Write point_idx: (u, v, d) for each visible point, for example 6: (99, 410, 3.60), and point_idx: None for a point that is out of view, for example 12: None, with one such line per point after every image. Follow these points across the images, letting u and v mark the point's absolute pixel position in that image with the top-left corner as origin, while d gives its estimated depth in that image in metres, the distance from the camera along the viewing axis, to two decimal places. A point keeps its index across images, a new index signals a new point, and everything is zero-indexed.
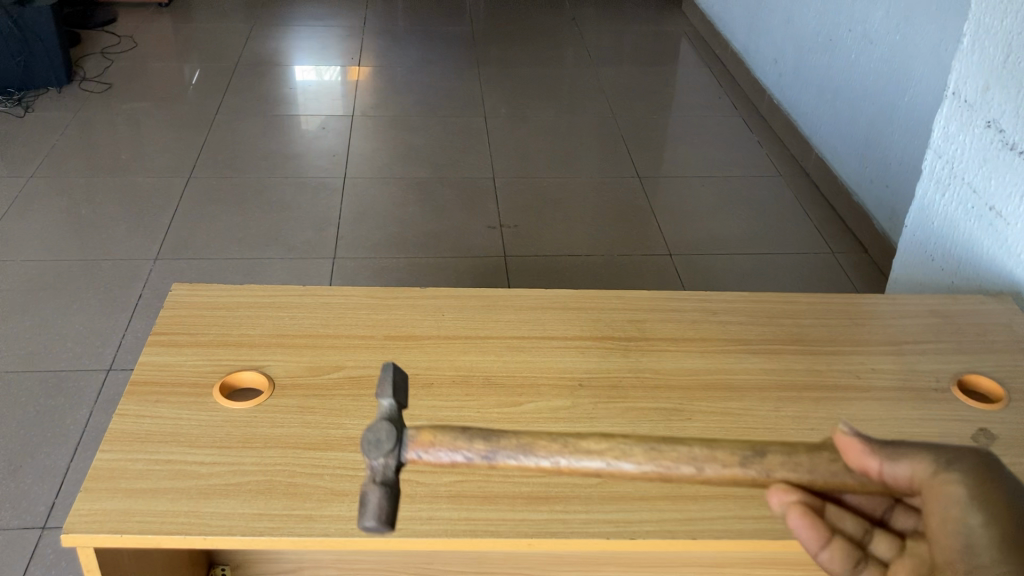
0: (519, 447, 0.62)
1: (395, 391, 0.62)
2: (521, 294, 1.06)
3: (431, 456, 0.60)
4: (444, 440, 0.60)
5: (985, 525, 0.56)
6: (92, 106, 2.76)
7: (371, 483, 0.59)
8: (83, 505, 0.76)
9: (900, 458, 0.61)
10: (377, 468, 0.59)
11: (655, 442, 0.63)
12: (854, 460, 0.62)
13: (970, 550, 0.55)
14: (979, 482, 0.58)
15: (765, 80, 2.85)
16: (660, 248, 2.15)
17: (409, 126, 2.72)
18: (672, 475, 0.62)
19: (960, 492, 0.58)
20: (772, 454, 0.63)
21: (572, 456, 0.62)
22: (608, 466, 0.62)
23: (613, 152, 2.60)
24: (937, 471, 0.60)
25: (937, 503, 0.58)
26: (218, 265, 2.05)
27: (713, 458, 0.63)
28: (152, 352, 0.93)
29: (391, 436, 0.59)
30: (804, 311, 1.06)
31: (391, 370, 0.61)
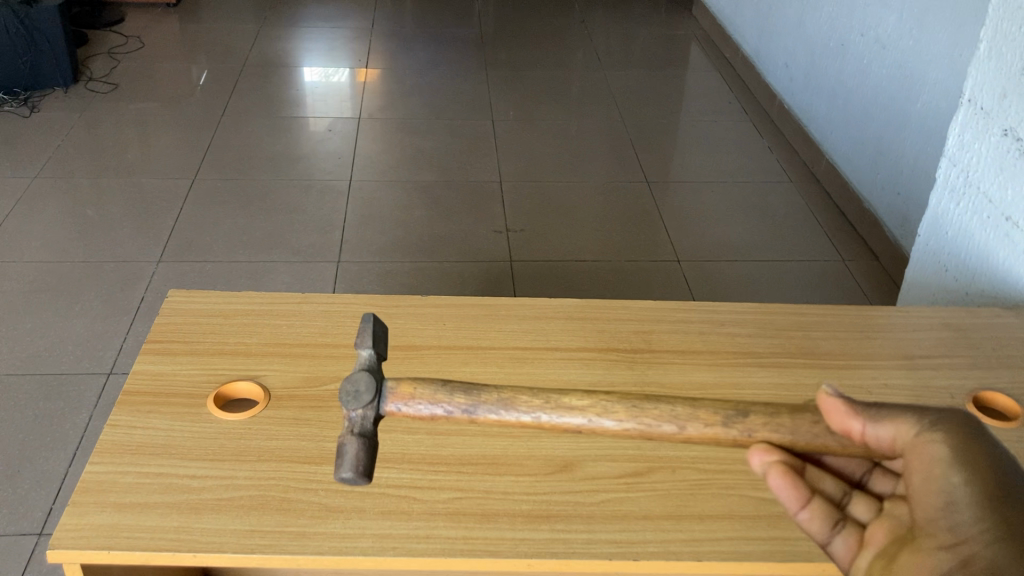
0: (500, 403, 0.72)
1: (374, 347, 0.73)
2: (524, 304, 1.03)
3: (410, 408, 0.72)
4: (424, 395, 0.72)
5: (965, 482, 0.56)
6: (98, 106, 2.75)
7: (350, 433, 0.69)
8: (70, 520, 0.74)
9: (882, 418, 0.62)
10: (355, 419, 0.70)
11: (637, 402, 0.71)
12: (836, 421, 0.64)
13: (950, 507, 0.55)
14: (961, 440, 0.58)
15: (775, 85, 2.82)
16: (668, 254, 2.13)
17: (416, 129, 2.70)
18: (653, 432, 0.71)
19: (940, 450, 0.58)
20: (754, 414, 0.70)
21: (553, 412, 0.72)
22: (590, 422, 0.71)
23: (621, 156, 2.57)
24: (919, 430, 0.60)
25: (920, 462, 0.58)
26: (222, 268, 2.03)
27: (695, 417, 0.71)
28: (146, 360, 0.91)
29: (370, 392, 0.70)
30: (814, 324, 1.03)
31: (372, 328, 0.72)
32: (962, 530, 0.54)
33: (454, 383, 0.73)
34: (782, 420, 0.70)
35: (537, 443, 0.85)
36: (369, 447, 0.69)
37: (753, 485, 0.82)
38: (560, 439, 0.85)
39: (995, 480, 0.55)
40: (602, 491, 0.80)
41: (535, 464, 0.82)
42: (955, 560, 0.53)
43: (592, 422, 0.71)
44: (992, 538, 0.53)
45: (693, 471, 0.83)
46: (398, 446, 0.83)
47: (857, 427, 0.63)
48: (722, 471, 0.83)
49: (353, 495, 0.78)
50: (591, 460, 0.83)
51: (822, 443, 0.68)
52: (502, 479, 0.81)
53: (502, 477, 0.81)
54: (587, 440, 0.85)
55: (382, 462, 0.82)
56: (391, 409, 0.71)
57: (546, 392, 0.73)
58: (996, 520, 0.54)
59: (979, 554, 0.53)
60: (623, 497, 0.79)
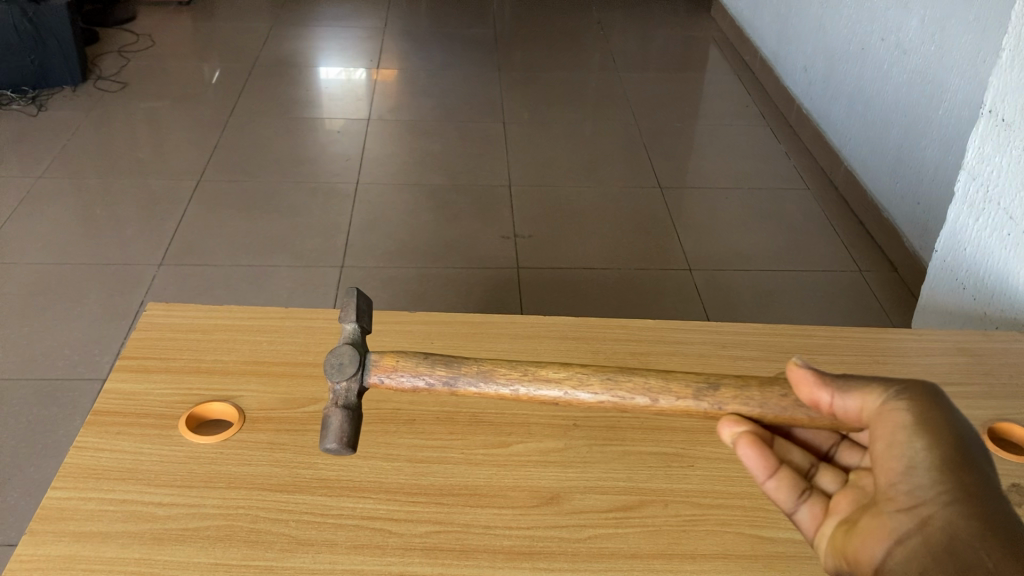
0: (479, 375, 0.76)
1: (358, 318, 0.80)
2: (516, 321, 0.99)
3: (393, 379, 0.77)
4: (406, 366, 0.77)
5: (927, 448, 0.59)
6: (107, 105, 2.73)
7: (335, 405, 0.75)
8: (26, 550, 0.71)
9: (850, 389, 0.65)
10: (340, 391, 0.75)
11: (612, 374, 0.76)
12: (806, 391, 0.67)
13: (911, 471, 0.59)
14: (924, 407, 0.60)
15: (794, 89, 2.76)
16: (680, 262, 2.07)
17: (427, 131, 2.66)
18: (627, 404, 0.75)
19: (905, 417, 0.60)
20: (725, 387, 0.75)
21: (530, 384, 0.76)
22: (566, 394, 0.76)
23: (635, 161, 2.52)
24: (886, 398, 0.62)
25: (885, 429, 0.61)
26: (225, 271, 2.00)
27: (668, 390, 0.75)
28: (119, 378, 0.88)
29: (352, 365, 0.76)
30: (820, 347, 0.98)
31: (355, 300, 0.80)
32: (922, 494, 0.58)
33: (436, 357, 0.78)
34: (751, 392, 0.74)
35: (522, 472, 0.80)
36: (353, 417, 0.75)
37: (751, 520, 0.77)
38: (547, 468, 0.81)
39: (954, 445, 0.59)
40: (590, 526, 0.76)
41: (519, 496, 0.78)
42: (914, 523, 0.57)
43: (568, 393, 0.76)
44: (951, 503, 0.57)
45: (687, 505, 0.78)
46: (376, 474, 0.79)
47: (826, 397, 0.66)
48: (719, 506, 0.78)
49: (325, 527, 0.74)
50: (580, 492, 0.79)
51: (790, 416, 0.72)
52: (483, 511, 0.76)
53: (484, 509, 0.76)
54: (576, 470, 0.81)
55: (358, 492, 0.77)
56: (374, 381, 0.77)
57: (525, 366, 0.78)
58: (956, 486, 0.57)
59: (937, 516, 0.57)
60: (611, 533, 0.75)
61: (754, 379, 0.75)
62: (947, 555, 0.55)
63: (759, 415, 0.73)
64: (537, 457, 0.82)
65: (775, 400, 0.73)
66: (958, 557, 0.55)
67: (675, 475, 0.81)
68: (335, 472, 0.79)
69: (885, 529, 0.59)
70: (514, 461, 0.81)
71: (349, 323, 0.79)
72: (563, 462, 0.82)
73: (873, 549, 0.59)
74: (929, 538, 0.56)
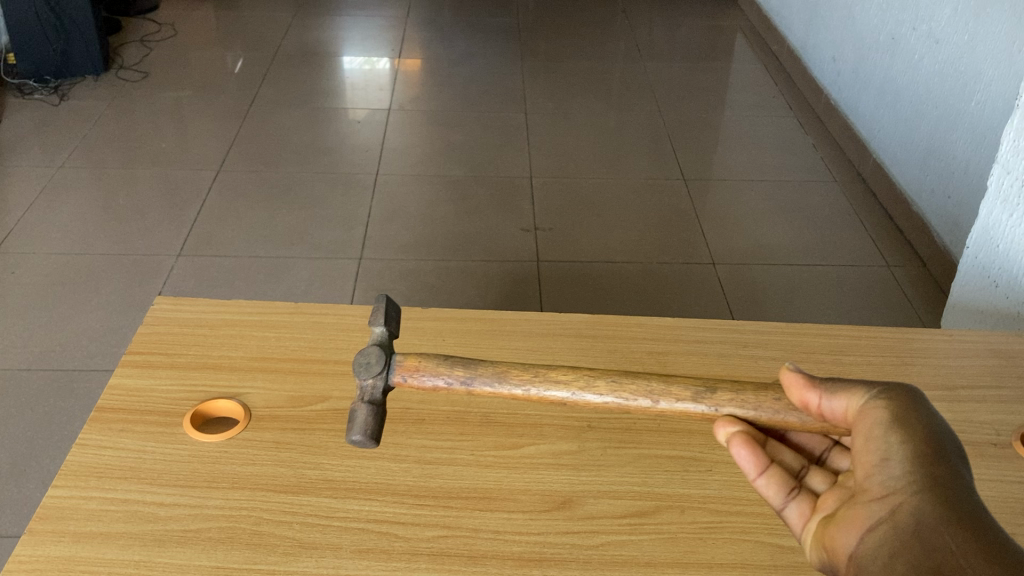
0: (494, 375, 0.75)
1: (386, 322, 0.78)
2: (531, 319, 0.97)
3: (415, 379, 0.76)
4: (427, 366, 0.76)
5: (902, 440, 0.60)
6: (129, 94, 2.73)
7: (361, 400, 0.73)
8: (24, 551, 0.69)
9: (837, 392, 0.66)
10: (366, 387, 0.74)
11: (617, 376, 0.75)
12: (797, 394, 0.69)
13: (884, 464, 0.60)
14: (900, 404, 0.62)
15: (822, 80, 2.70)
16: (702, 256, 2.04)
17: (448, 121, 2.63)
18: (631, 406, 0.75)
19: (882, 415, 0.62)
20: (723, 390, 0.74)
21: (541, 385, 0.75)
22: (574, 396, 0.75)
23: (658, 153, 2.49)
24: (868, 397, 0.64)
25: (864, 426, 0.63)
26: (242, 263, 1.99)
27: (669, 392, 0.74)
28: (124, 373, 0.87)
29: (379, 363, 0.74)
30: (846, 347, 0.95)
31: (384, 304, 0.78)
32: (894, 484, 0.59)
33: (455, 358, 0.76)
34: (747, 395, 0.73)
35: (533, 475, 0.78)
36: (378, 413, 0.73)
37: (770, 528, 0.74)
38: (559, 471, 0.78)
39: (928, 439, 0.59)
40: (602, 532, 0.73)
41: (530, 500, 0.75)
42: (885, 511, 0.58)
43: (576, 395, 0.75)
44: (920, 490, 0.57)
45: (704, 512, 0.75)
46: (384, 475, 0.77)
47: (814, 399, 0.68)
48: (737, 513, 0.75)
49: (330, 530, 0.72)
50: (592, 497, 0.76)
51: (783, 419, 0.72)
52: (492, 516, 0.74)
53: (493, 513, 0.74)
54: (589, 474, 0.78)
55: (364, 494, 0.75)
56: (398, 381, 0.75)
57: (535, 367, 0.76)
58: (925, 475, 0.58)
59: (905, 503, 0.57)
60: (625, 540, 0.72)
61: (750, 383, 0.75)
62: (911, 538, 0.56)
63: (755, 418, 0.73)
64: (549, 459, 0.80)
65: (769, 404, 0.72)
66: (920, 541, 0.55)
67: (692, 479, 0.78)
68: (342, 473, 0.77)
69: (859, 518, 0.60)
70: (525, 464, 0.79)
71: (378, 326, 0.77)
72: (575, 465, 0.79)
73: (848, 539, 0.60)
74: (896, 524, 0.57)
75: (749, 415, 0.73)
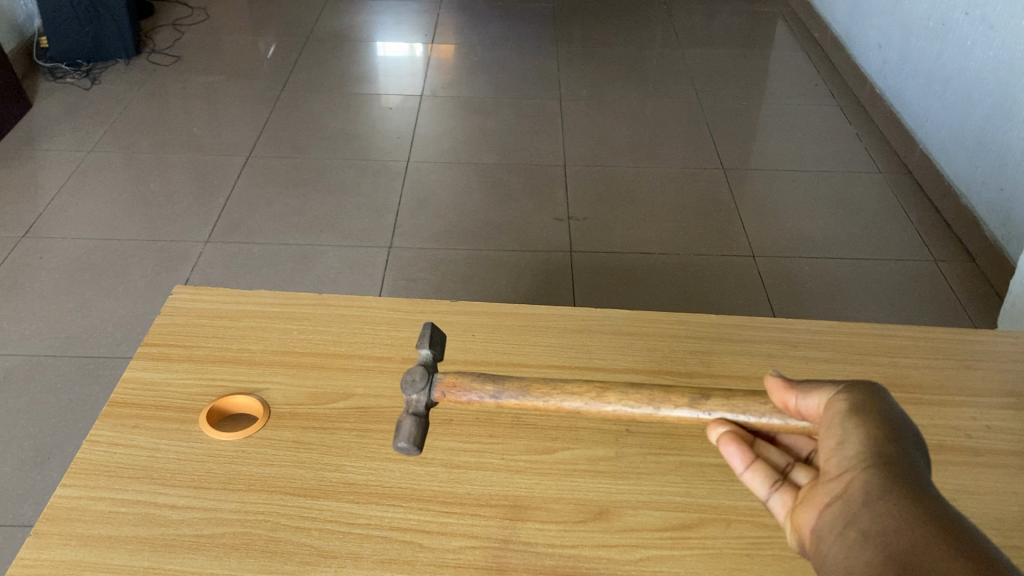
0: (521, 389, 0.71)
1: (433, 346, 0.73)
2: (566, 314, 0.92)
3: (454, 395, 0.72)
4: (464, 382, 0.72)
5: (859, 420, 0.56)
6: (160, 79, 2.70)
7: (405, 412, 0.70)
8: (29, 555, 0.65)
9: (813, 389, 0.61)
10: (411, 401, 0.70)
11: (625, 387, 0.70)
12: (775, 396, 0.63)
13: (841, 444, 0.56)
14: (860, 390, 0.58)
15: (867, 68, 2.61)
16: (742, 248, 1.97)
17: (482, 108, 2.58)
18: (638, 414, 0.70)
19: (841, 405, 0.58)
20: (716, 396, 0.68)
21: (558, 397, 0.70)
22: (588, 406, 0.70)
23: (696, 142, 2.42)
24: (833, 388, 0.60)
25: (826, 414, 0.59)
26: (271, 250, 1.96)
27: (668, 399, 0.69)
28: (139, 366, 0.83)
29: (424, 379, 0.70)
30: (902, 349, 0.89)
31: (431, 327, 0.73)
32: (849, 462, 0.55)
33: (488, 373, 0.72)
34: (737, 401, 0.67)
35: (568, 484, 0.73)
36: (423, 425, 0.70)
37: None
38: (596, 479, 0.73)
39: (883, 422, 0.56)
40: (642, 546, 0.68)
41: (564, 510, 0.71)
42: (841, 489, 0.55)
43: (590, 405, 0.69)
44: (872, 467, 0.54)
45: (751, 526, 0.70)
46: (409, 479, 0.73)
47: (791, 396, 0.62)
48: None
49: (350, 538, 0.67)
50: (630, 508, 0.71)
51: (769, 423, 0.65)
52: (523, 526, 0.69)
53: (525, 524, 0.69)
54: (627, 483, 0.73)
55: (387, 500, 0.71)
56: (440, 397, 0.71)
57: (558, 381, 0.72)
58: (877, 454, 0.54)
59: (858, 479, 0.54)
60: (666, 556, 0.67)
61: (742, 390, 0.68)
62: (863, 516, 0.52)
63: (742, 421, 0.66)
64: (584, 466, 0.75)
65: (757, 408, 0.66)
66: (871, 517, 0.52)
67: (738, 491, 0.73)
68: (364, 476, 0.73)
69: (818, 498, 0.56)
70: (560, 471, 0.74)
71: (423, 348, 0.73)
72: (612, 473, 0.74)
73: (808, 518, 0.57)
74: (850, 501, 0.53)
75: (741, 420, 0.67)
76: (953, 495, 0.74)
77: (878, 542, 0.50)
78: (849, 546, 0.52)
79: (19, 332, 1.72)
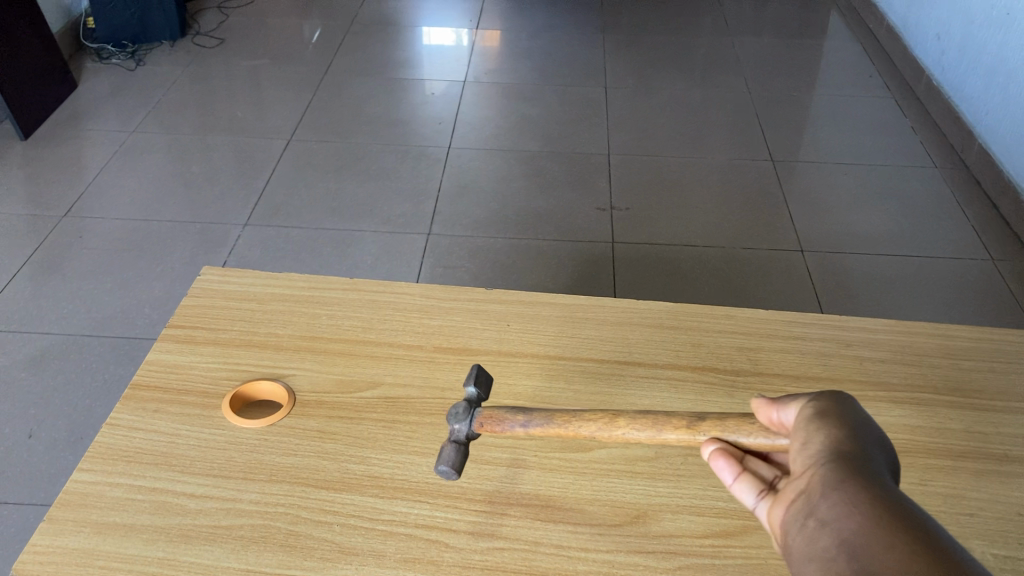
0: (543, 418, 0.67)
1: (484, 382, 0.71)
2: (605, 305, 0.88)
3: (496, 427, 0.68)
4: (504, 414, 0.68)
5: (827, 420, 0.51)
6: (204, 60, 2.70)
7: (448, 441, 0.68)
8: (42, 541, 0.63)
9: (794, 401, 0.54)
10: (453, 431, 0.69)
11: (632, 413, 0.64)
12: (760, 416, 0.56)
13: (804, 444, 0.50)
14: (831, 396, 0.53)
15: (924, 59, 2.53)
16: (789, 242, 1.91)
17: (526, 95, 2.54)
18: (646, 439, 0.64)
19: (808, 409, 0.52)
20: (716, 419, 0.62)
21: (570, 424, 0.66)
22: (602, 431, 0.64)
23: (745, 132, 2.35)
24: (805, 397, 0.54)
25: (795, 421, 0.53)
26: (310, 235, 1.93)
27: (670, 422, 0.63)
28: (163, 348, 0.80)
29: (468, 410, 0.69)
30: (963, 351, 0.84)
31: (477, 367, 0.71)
32: (811, 460, 0.49)
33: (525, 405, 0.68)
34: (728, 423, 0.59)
35: (605, 483, 0.69)
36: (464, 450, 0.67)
37: None
38: (633, 481, 0.69)
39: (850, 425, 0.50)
40: (680, 554, 0.64)
41: (600, 512, 0.67)
42: (802, 485, 0.48)
43: (602, 430, 0.64)
44: (835, 461, 0.47)
45: None
46: (437, 475, 0.69)
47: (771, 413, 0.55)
48: None
49: (373, 534, 0.64)
50: (670, 511, 0.67)
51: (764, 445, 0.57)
52: (555, 528, 0.65)
53: (558, 526, 0.66)
54: (667, 485, 0.69)
55: (414, 495, 0.67)
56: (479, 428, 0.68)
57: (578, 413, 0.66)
58: (840, 450, 0.48)
59: (820, 472, 0.47)
60: (706, 566, 0.63)
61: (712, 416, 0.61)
62: (823, 506, 0.46)
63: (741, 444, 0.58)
64: (622, 466, 0.71)
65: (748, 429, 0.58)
66: (830, 507, 0.45)
67: None
68: (390, 469, 0.69)
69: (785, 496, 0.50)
70: (597, 470, 0.70)
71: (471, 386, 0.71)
72: (652, 474, 0.70)
73: (773, 518, 0.50)
74: (810, 494, 0.47)
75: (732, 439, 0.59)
76: (1019, 509, 0.69)
77: (834, 532, 0.44)
78: (806, 537, 0.45)
79: (56, 312, 1.71)
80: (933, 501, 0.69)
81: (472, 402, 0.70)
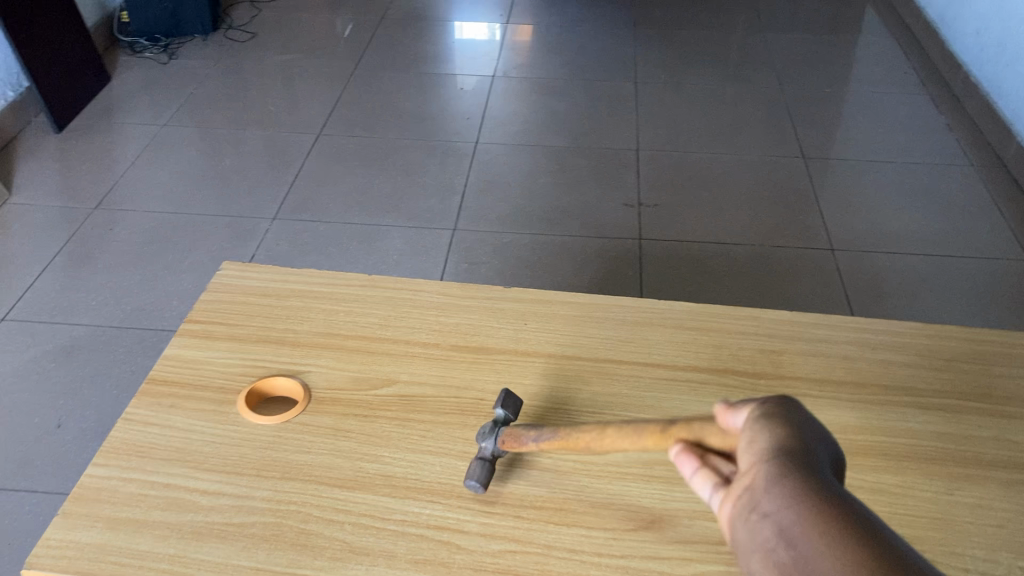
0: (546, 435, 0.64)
1: (511, 406, 0.68)
2: (625, 304, 0.87)
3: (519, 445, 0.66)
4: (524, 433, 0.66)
5: (776, 418, 0.47)
6: (236, 54, 2.72)
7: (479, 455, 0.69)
8: (55, 535, 0.63)
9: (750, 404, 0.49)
10: (483, 447, 0.68)
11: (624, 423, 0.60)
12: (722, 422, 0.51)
13: (750, 440, 0.47)
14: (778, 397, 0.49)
15: (962, 55, 2.48)
16: (820, 241, 1.88)
17: (556, 89, 2.52)
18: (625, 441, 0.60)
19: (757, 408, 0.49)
20: None
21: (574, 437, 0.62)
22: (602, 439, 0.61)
23: (777, 129, 2.32)
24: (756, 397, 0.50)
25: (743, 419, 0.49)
26: (337, 229, 1.94)
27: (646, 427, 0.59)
28: (181, 343, 0.80)
29: (493, 429, 0.68)
30: (994, 356, 0.82)
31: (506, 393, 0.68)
32: (754, 453, 0.46)
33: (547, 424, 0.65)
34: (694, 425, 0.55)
35: (620, 487, 0.68)
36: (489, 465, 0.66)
37: None
38: (649, 485, 0.68)
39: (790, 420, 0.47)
40: (697, 560, 0.62)
41: (614, 517, 0.66)
42: (747, 479, 0.45)
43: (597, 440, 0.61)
44: (781, 458, 0.44)
45: None
46: (450, 476, 0.68)
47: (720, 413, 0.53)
48: None
49: (384, 535, 0.64)
50: (686, 518, 0.66)
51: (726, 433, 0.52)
52: (569, 531, 0.64)
53: (571, 529, 0.65)
54: (683, 490, 0.68)
55: (425, 495, 0.67)
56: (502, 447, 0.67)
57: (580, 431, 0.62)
58: (785, 446, 0.45)
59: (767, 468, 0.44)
60: (721, 573, 0.62)
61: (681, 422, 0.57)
62: (767, 503, 0.43)
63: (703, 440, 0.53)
64: (638, 470, 0.70)
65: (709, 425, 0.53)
66: (775, 505, 0.42)
67: None
68: (403, 468, 0.69)
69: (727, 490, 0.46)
70: (612, 474, 0.69)
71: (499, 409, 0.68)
72: (669, 478, 0.69)
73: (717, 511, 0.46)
74: (752, 490, 0.44)
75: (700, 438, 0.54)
76: None
77: (781, 526, 0.40)
78: (748, 535, 0.42)
79: (84, 303, 1.73)
80: (958, 511, 0.67)
81: (500, 420, 0.68)
